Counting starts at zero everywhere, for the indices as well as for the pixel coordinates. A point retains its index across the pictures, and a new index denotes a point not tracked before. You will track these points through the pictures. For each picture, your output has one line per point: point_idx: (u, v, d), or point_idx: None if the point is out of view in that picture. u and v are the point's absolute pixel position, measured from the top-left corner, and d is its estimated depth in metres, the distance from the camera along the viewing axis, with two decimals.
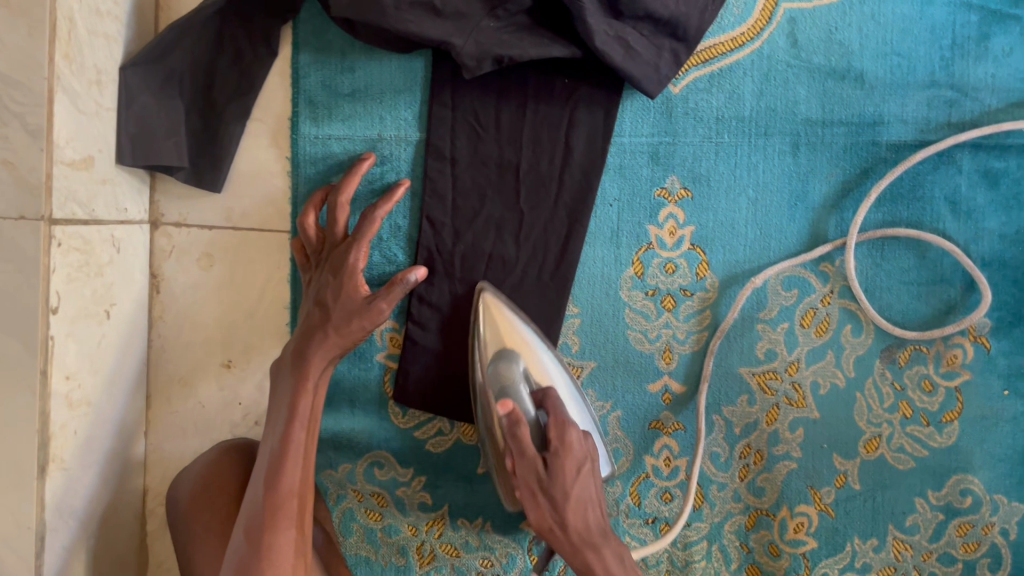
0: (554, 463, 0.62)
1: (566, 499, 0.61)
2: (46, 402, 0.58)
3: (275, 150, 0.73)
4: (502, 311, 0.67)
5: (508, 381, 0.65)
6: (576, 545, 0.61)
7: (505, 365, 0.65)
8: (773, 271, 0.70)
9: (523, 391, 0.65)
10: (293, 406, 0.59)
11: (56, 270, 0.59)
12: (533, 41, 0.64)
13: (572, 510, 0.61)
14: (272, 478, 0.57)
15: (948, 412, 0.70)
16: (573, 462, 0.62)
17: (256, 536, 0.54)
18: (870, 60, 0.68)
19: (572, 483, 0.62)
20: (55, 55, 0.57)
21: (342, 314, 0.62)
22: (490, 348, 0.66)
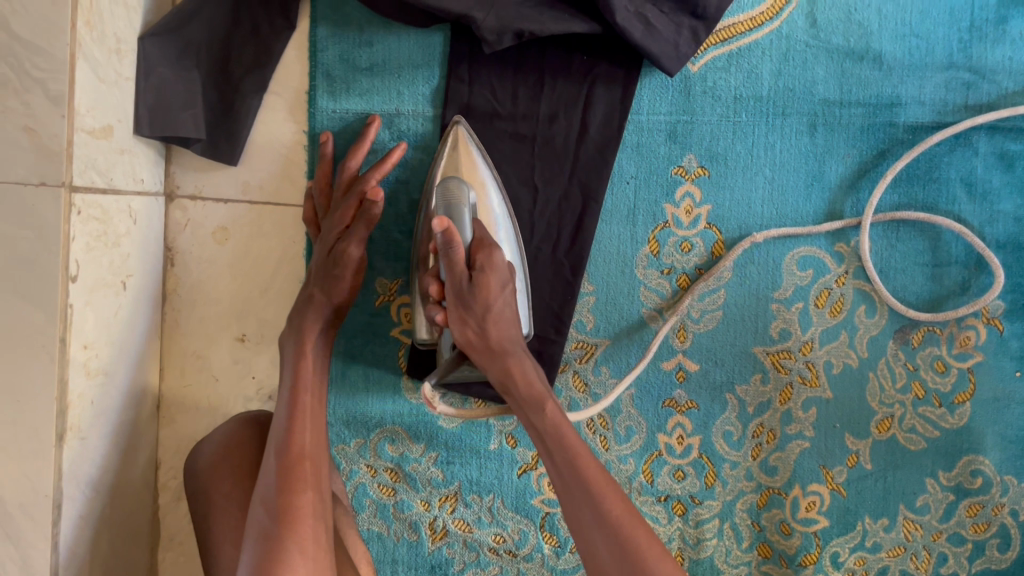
0: (478, 279, 0.60)
1: (488, 312, 0.60)
2: (64, 370, 0.58)
3: (292, 123, 0.72)
4: (467, 145, 0.68)
5: (454, 201, 0.62)
6: (496, 353, 0.60)
7: (454, 184, 0.63)
8: (764, 237, 0.70)
9: (465, 216, 0.62)
10: (296, 371, 0.60)
11: (76, 238, 0.58)
12: (553, 15, 0.64)
13: (494, 323, 0.60)
14: (284, 444, 0.57)
15: (960, 393, 0.70)
16: (497, 280, 0.60)
17: (272, 501, 0.55)
18: (889, 41, 0.69)
19: (494, 298, 0.60)
20: (77, 22, 0.57)
21: (319, 271, 0.65)
22: (450, 171, 0.67)
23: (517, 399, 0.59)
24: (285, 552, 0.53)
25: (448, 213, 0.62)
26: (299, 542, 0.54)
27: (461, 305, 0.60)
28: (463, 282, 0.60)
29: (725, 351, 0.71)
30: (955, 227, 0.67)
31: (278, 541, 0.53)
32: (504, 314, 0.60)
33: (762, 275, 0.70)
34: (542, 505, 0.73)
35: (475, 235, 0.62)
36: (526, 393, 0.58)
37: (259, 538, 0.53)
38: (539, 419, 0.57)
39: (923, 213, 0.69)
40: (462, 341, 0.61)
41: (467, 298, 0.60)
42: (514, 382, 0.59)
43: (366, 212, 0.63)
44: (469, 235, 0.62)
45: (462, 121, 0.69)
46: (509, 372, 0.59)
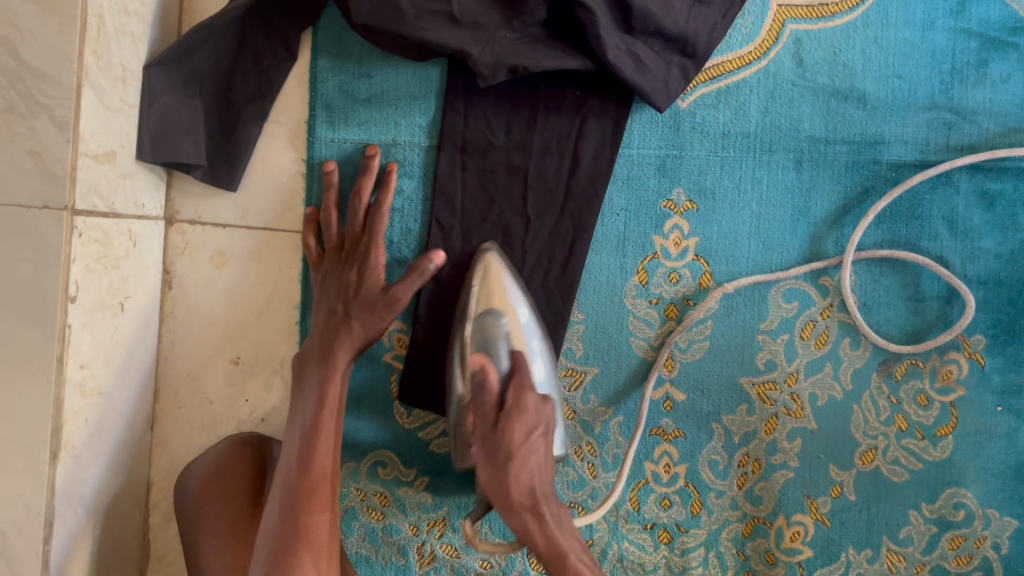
0: (504, 420, 0.61)
1: (509, 460, 0.60)
2: (60, 389, 0.59)
3: (291, 152, 0.74)
4: (500, 275, 0.67)
5: (490, 334, 0.65)
6: (514, 506, 0.59)
7: (490, 318, 0.66)
8: (748, 277, 0.71)
9: (501, 346, 0.65)
10: (322, 395, 0.64)
11: (76, 259, 0.60)
12: (547, 52, 0.66)
13: (519, 470, 0.60)
14: (305, 465, 0.61)
15: (943, 426, 0.71)
16: (524, 425, 0.61)
17: (294, 517, 0.59)
18: (872, 82, 0.71)
19: (519, 449, 0.60)
20: (84, 51, 0.58)
21: (363, 308, 0.68)
22: (480, 300, 0.67)
23: (537, 553, 0.58)
24: (300, 562, 0.57)
25: (484, 347, 0.65)
26: (313, 553, 0.58)
27: (487, 451, 0.60)
28: (489, 422, 0.61)
29: (712, 382, 0.72)
30: (930, 266, 0.69)
31: (295, 554, 0.57)
32: (531, 458, 0.60)
33: (749, 307, 0.72)
34: None
35: (513, 365, 0.64)
36: (545, 547, 0.58)
37: (274, 552, 0.58)
38: (561, 568, 0.57)
39: (904, 251, 0.70)
40: (486, 484, 0.60)
41: (492, 441, 0.60)
42: (533, 538, 0.58)
43: (419, 267, 0.68)
44: (505, 365, 0.65)
45: (491, 249, 0.69)
46: (529, 530, 0.58)
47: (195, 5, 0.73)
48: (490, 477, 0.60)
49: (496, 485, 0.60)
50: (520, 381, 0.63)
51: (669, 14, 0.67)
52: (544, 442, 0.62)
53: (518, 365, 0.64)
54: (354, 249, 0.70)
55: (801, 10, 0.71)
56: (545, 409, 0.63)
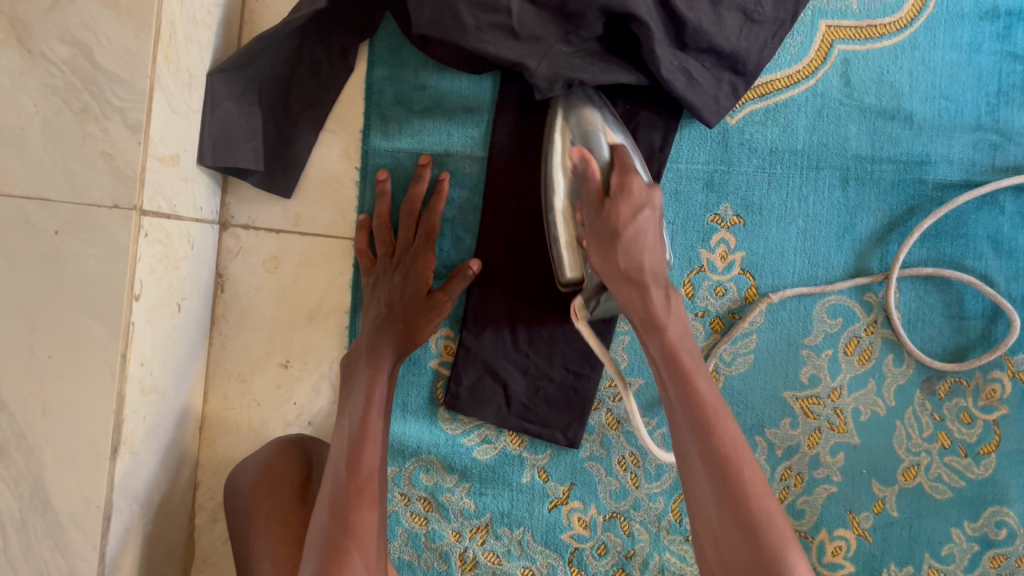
0: (610, 203, 0.62)
1: (619, 234, 0.61)
2: (122, 384, 0.60)
3: (345, 160, 0.76)
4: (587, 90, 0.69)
5: (589, 129, 0.66)
6: (625, 275, 0.61)
7: (585, 115, 0.67)
8: (794, 294, 0.72)
9: (601, 140, 0.66)
10: (369, 395, 0.65)
11: (142, 259, 0.61)
12: (602, 66, 0.68)
13: (629, 245, 0.61)
14: (353, 463, 0.61)
15: (986, 445, 0.71)
16: (630, 205, 0.62)
17: (343, 513, 0.58)
18: (919, 102, 0.72)
19: (626, 224, 0.61)
20: (158, 56, 0.60)
21: (409, 311, 0.70)
22: (570, 104, 0.68)
23: (642, 326, 0.59)
24: (346, 557, 0.56)
25: (584, 141, 0.66)
26: (360, 549, 0.57)
27: (598, 228, 0.62)
28: (597, 205, 0.63)
29: (756, 396, 0.73)
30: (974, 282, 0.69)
31: (343, 550, 0.56)
32: (640, 235, 0.61)
33: (794, 322, 0.73)
34: (572, 540, 0.74)
35: (612, 155, 0.65)
36: (646, 319, 0.59)
37: (323, 545, 0.57)
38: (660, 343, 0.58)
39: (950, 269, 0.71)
40: (599, 266, 0.62)
41: (599, 224, 0.62)
42: (635, 308, 0.60)
43: (463, 274, 0.70)
44: (606, 155, 0.65)
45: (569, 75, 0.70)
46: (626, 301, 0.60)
47: (256, 16, 0.75)
48: (604, 261, 0.62)
49: (600, 255, 0.62)
50: (623, 165, 0.64)
51: (722, 33, 0.68)
52: (653, 227, 0.62)
53: (618, 153, 0.65)
54: (405, 253, 0.72)
55: (849, 31, 0.72)
56: (652, 194, 0.63)
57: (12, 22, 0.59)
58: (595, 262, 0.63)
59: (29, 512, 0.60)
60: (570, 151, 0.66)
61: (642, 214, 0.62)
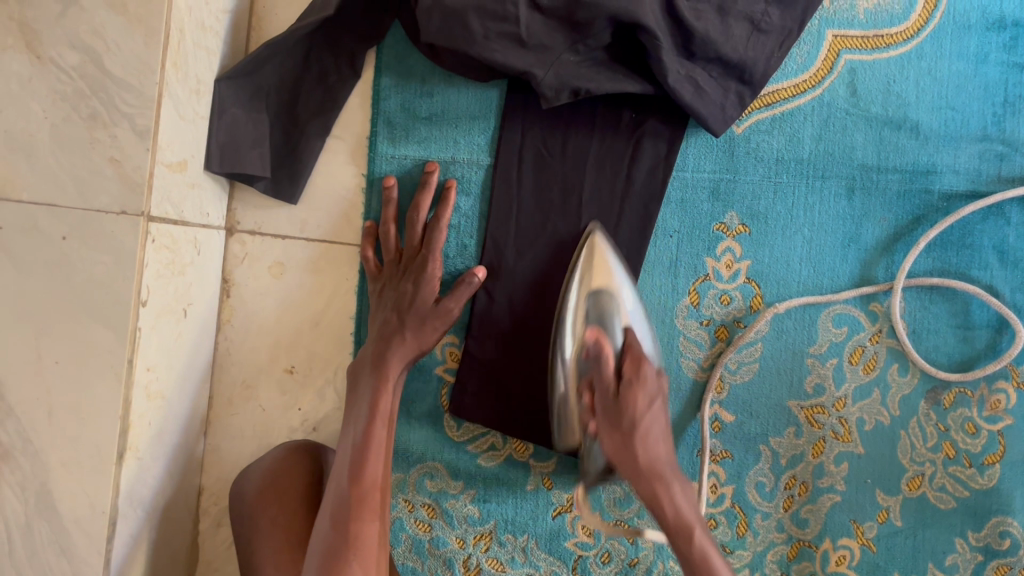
0: (624, 399, 0.64)
1: (635, 425, 0.63)
2: (128, 390, 0.61)
3: (352, 167, 0.76)
4: (604, 251, 0.69)
5: (606, 313, 0.67)
6: (641, 471, 0.62)
7: (605, 298, 0.67)
8: (800, 303, 0.72)
9: (616, 324, 0.67)
10: (373, 404, 0.66)
11: (148, 265, 0.61)
12: (609, 76, 0.68)
13: (641, 438, 0.63)
14: (356, 472, 0.62)
15: (990, 455, 0.71)
16: (644, 395, 0.64)
17: (344, 524, 0.59)
18: (925, 112, 0.72)
19: (642, 414, 0.64)
20: (166, 62, 0.60)
21: (416, 319, 0.69)
22: (588, 280, 0.68)
23: (664, 524, 0.61)
24: (347, 569, 0.57)
25: (599, 323, 0.67)
26: (360, 560, 0.58)
27: (612, 415, 0.64)
28: (610, 394, 0.65)
29: (760, 405, 0.73)
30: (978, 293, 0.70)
31: (343, 562, 0.57)
32: (651, 430, 0.64)
33: (798, 330, 0.73)
34: (576, 547, 0.74)
35: (626, 341, 0.67)
36: (673, 520, 0.60)
37: (324, 557, 0.58)
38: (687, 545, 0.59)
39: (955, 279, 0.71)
40: (613, 454, 0.64)
41: (613, 408, 0.64)
42: (662, 507, 0.61)
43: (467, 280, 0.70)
44: (620, 341, 0.67)
45: (596, 231, 0.70)
46: (657, 497, 0.61)
47: (264, 22, 0.75)
48: (617, 450, 0.64)
49: (618, 450, 0.64)
50: (636, 357, 0.66)
51: (729, 42, 0.68)
52: (660, 422, 0.65)
53: (632, 343, 0.67)
54: (411, 261, 0.72)
55: (856, 41, 0.72)
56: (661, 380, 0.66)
57: (21, 28, 0.59)
58: (607, 449, 0.65)
59: (34, 517, 0.60)
60: (583, 331, 0.67)
61: (654, 407, 0.65)
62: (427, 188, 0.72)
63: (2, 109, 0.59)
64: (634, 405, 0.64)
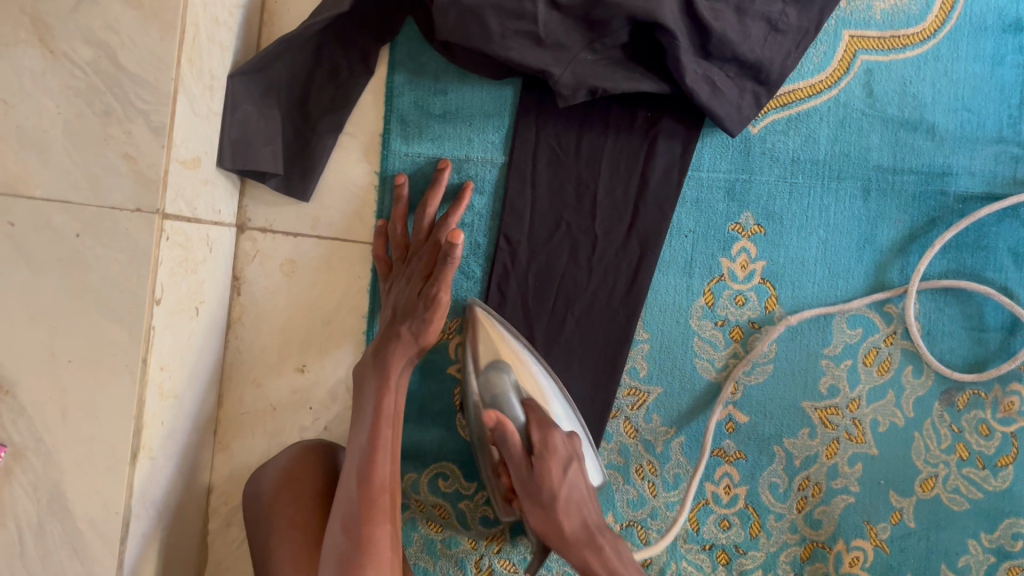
0: (539, 466, 0.64)
1: (554, 499, 0.63)
2: (142, 390, 0.60)
3: (364, 164, 0.75)
4: (494, 326, 0.70)
5: (498, 390, 0.68)
6: (572, 543, 0.63)
7: (494, 375, 0.68)
8: (810, 316, 0.72)
9: (511, 399, 0.68)
10: (378, 405, 0.64)
11: (162, 263, 0.61)
12: (626, 75, 0.68)
13: (563, 510, 0.64)
14: (364, 475, 0.61)
15: (1004, 457, 0.72)
16: (557, 463, 0.64)
17: (355, 529, 0.59)
18: (941, 114, 0.72)
19: (558, 486, 0.63)
20: (181, 58, 0.59)
21: (412, 310, 0.68)
22: (484, 358, 0.69)
23: None
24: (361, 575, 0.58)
25: (496, 404, 0.67)
26: (376, 565, 0.58)
27: (530, 494, 0.64)
28: (524, 472, 0.64)
29: (774, 406, 0.73)
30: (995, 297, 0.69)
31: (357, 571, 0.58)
32: (573, 496, 0.64)
33: (814, 331, 0.73)
34: None
35: (526, 414, 0.67)
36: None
37: (338, 562, 0.58)
38: None
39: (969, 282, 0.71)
40: (540, 525, 0.65)
41: (532, 486, 0.64)
42: (593, 570, 0.63)
43: (449, 257, 0.64)
44: (521, 415, 0.67)
45: (478, 304, 0.71)
46: (588, 564, 0.63)
47: (276, 17, 0.75)
48: (543, 524, 0.64)
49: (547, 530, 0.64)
50: (542, 422, 0.66)
51: (746, 42, 0.67)
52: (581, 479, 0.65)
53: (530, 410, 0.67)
54: (415, 255, 0.71)
55: (873, 41, 0.72)
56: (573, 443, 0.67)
57: (35, 22, 0.58)
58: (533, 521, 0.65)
59: (46, 517, 0.59)
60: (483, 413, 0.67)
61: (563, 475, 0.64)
62: (436, 187, 0.72)
63: (15, 106, 0.59)
64: (555, 475, 0.64)
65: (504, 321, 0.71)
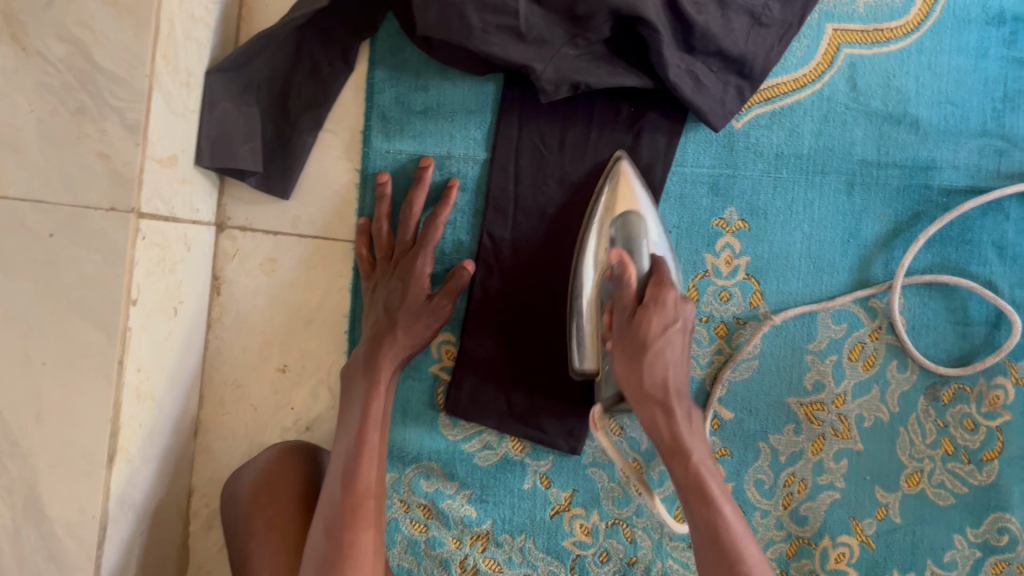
0: (642, 312, 0.61)
1: (647, 346, 0.60)
2: (119, 393, 0.59)
3: (345, 161, 0.75)
4: (631, 183, 0.68)
5: (632, 235, 0.66)
6: (648, 390, 0.60)
7: (633, 220, 0.66)
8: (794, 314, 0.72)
9: (641, 251, 0.66)
10: (365, 409, 0.64)
11: (139, 263, 0.60)
12: (608, 70, 0.67)
13: (652, 365, 0.61)
14: (350, 480, 0.61)
15: (989, 451, 0.71)
16: (661, 317, 0.61)
17: (337, 534, 0.58)
18: (925, 107, 0.71)
19: (654, 333, 0.61)
20: (156, 55, 0.59)
21: (408, 317, 0.68)
22: (615, 205, 0.67)
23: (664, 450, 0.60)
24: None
25: (625, 246, 0.66)
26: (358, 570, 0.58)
27: (626, 335, 0.61)
28: (626, 326, 0.62)
29: (760, 402, 0.72)
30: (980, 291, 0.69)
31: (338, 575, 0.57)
32: (666, 355, 0.61)
33: (798, 327, 0.72)
34: (573, 547, 0.73)
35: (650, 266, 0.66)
36: (670, 442, 0.60)
37: (319, 567, 0.58)
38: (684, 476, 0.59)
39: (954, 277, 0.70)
40: (622, 375, 0.62)
41: (629, 334, 0.61)
42: (661, 432, 0.60)
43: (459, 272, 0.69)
44: (646, 267, 0.66)
45: (624, 158, 0.69)
46: (653, 419, 0.60)
47: (254, 13, 0.74)
48: (628, 371, 0.61)
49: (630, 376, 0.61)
50: (658, 277, 0.63)
51: (730, 36, 0.67)
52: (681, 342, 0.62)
53: (654, 266, 0.64)
54: (401, 256, 0.71)
55: (857, 35, 0.72)
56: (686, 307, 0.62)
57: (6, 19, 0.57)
58: (617, 371, 0.62)
59: (22, 523, 0.58)
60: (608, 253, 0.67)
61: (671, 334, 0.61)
62: (419, 186, 0.71)
63: None
64: (653, 324, 0.61)
65: (641, 179, 0.69)
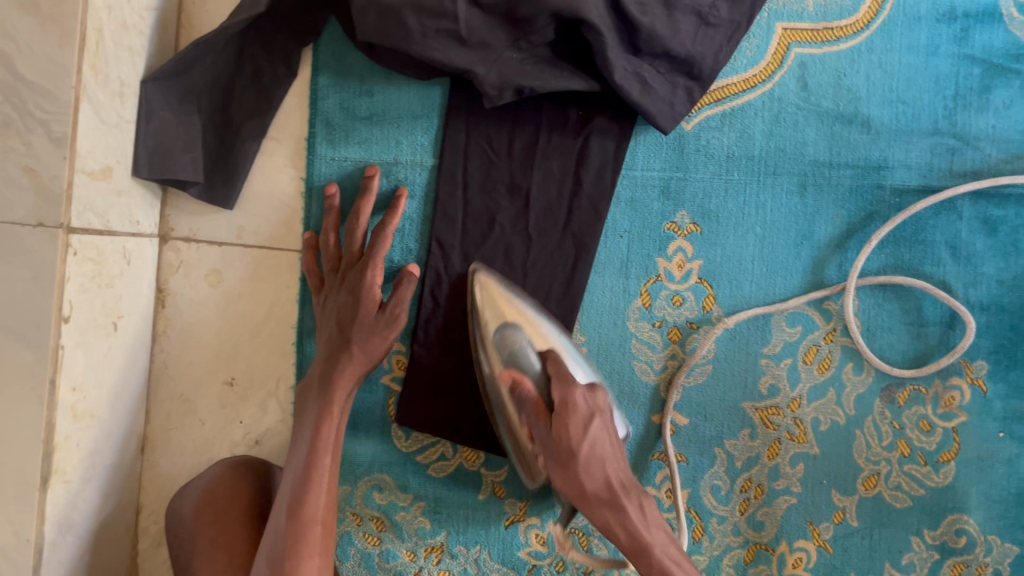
0: (557, 421, 0.64)
1: (574, 454, 0.63)
2: (52, 413, 0.57)
3: (290, 170, 0.73)
4: (497, 288, 0.68)
5: (513, 348, 0.67)
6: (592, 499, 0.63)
7: (510, 333, 0.67)
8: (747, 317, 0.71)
9: (527, 355, 0.67)
10: (316, 433, 0.63)
11: (71, 279, 0.58)
12: (554, 73, 0.66)
13: (587, 462, 0.63)
14: (297, 506, 0.60)
15: (945, 452, 0.71)
16: (578, 417, 0.64)
17: (280, 562, 0.58)
18: (877, 106, 0.71)
19: (579, 441, 0.63)
20: (83, 65, 0.57)
21: (363, 333, 0.66)
22: (490, 319, 0.67)
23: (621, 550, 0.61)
24: None
25: (512, 363, 0.67)
26: None
27: (551, 450, 0.64)
28: (544, 431, 0.65)
29: (714, 407, 0.72)
30: (936, 292, 0.69)
31: None
32: (596, 451, 0.63)
33: (752, 331, 0.71)
34: (529, 557, 0.72)
35: (542, 365, 0.67)
36: (628, 544, 0.61)
37: None
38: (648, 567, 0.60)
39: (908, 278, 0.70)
40: (562, 485, 0.64)
41: (550, 444, 0.64)
42: (616, 532, 0.62)
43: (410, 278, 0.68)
44: (537, 365, 0.67)
45: (480, 267, 0.69)
46: (608, 525, 0.62)
47: (194, 20, 0.72)
48: (565, 479, 0.64)
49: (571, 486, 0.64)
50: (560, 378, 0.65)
51: (676, 37, 0.66)
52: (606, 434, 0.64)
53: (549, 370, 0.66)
54: (350, 268, 0.69)
55: (807, 34, 0.71)
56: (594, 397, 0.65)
57: None
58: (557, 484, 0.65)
59: None
60: (500, 373, 0.67)
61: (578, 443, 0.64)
62: (366, 194, 0.70)
63: None
64: (575, 426, 0.64)
65: (505, 281, 0.69)
